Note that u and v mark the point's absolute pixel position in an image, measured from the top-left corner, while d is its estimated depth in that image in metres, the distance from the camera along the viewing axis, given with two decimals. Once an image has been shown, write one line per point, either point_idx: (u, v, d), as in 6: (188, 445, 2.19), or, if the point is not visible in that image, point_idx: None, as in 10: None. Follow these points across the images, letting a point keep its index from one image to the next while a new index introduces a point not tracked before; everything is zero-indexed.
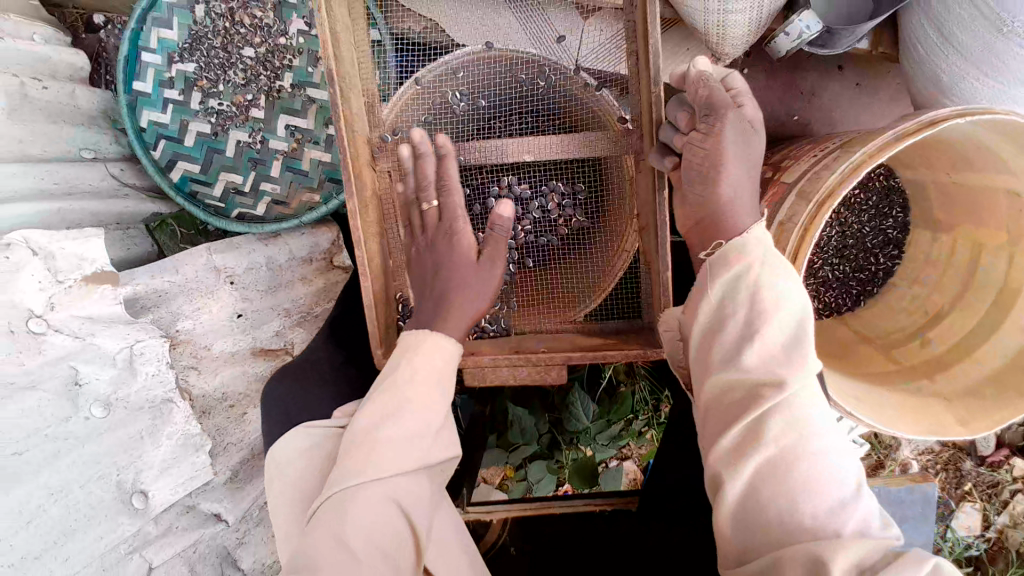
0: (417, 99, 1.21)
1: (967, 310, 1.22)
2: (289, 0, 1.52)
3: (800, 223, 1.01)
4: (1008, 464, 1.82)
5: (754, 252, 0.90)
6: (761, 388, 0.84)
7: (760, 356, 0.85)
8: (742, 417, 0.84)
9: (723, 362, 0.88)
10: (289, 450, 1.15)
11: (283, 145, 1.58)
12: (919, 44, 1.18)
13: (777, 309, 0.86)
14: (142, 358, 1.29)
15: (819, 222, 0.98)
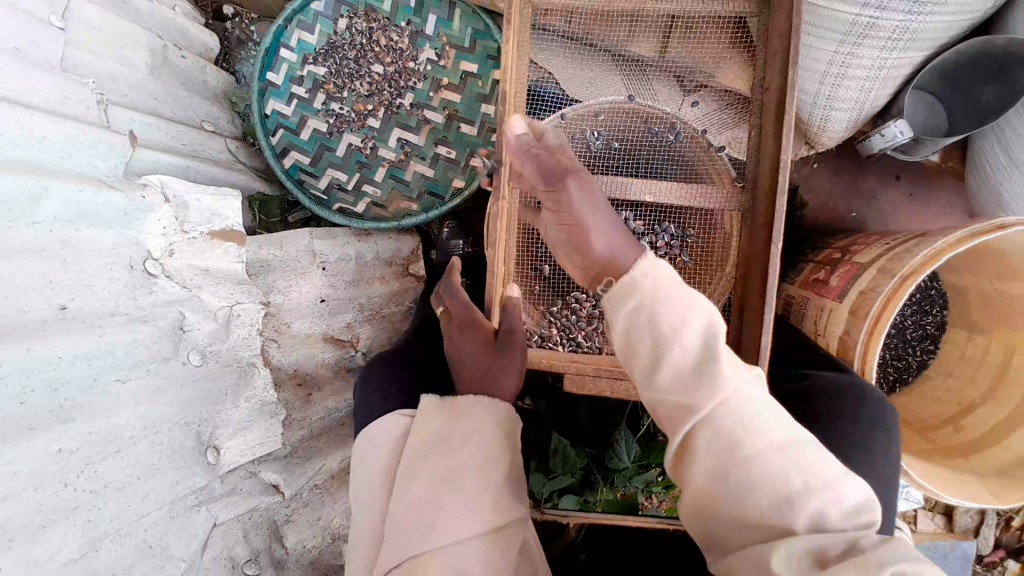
0: (561, 129, 1.38)
1: (999, 403, 1.37)
2: (425, 31, 1.64)
3: (884, 293, 1.19)
4: (1002, 565, 1.93)
5: (638, 289, 0.85)
6: (685, 410, 0.79)
7: (672, 377, 0.80)
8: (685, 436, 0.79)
9: (656, 389, 0.82)
10: (379, 426, 1.18)
11: (391, 154, 1.70)
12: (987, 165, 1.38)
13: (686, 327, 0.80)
14: (239, 321, 1.35)
15: (903, 293, 1.15)
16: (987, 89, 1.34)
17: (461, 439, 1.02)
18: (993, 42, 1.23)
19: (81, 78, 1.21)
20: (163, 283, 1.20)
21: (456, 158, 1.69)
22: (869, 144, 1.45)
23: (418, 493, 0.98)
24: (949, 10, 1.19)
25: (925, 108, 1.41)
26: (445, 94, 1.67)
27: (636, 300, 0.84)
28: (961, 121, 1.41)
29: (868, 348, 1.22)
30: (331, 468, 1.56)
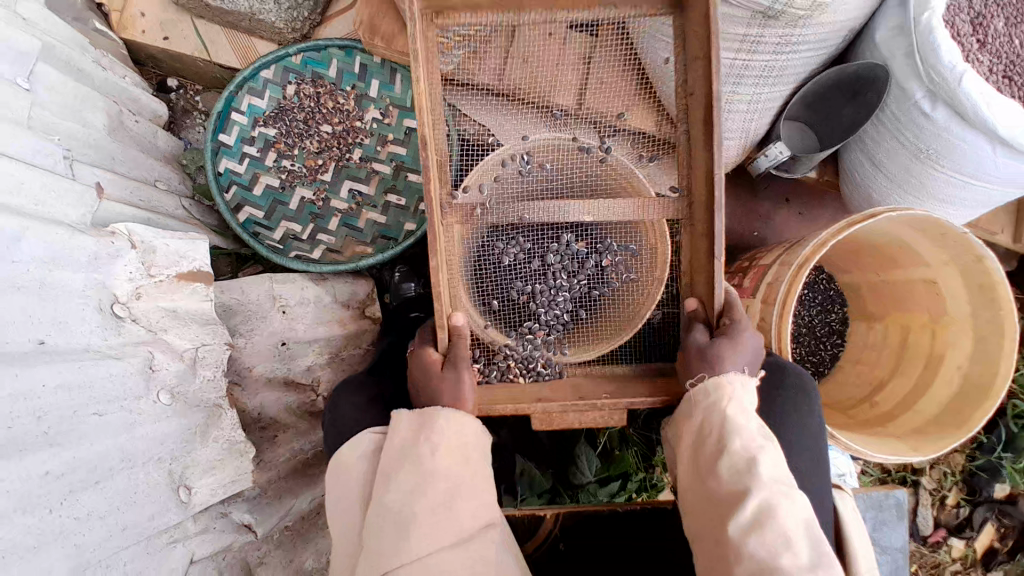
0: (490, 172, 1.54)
1: (904, 376, 1.64)
2: (370, 94, 1.82)
3: (794, 265, 1.40)
4: (947, 545, 2.06)
5: (720, 392, 1.16)
6: (758, 507, 1.01)
7: (732, 472, 1.07)
8: (747, 530, 1.00)
9: (730, 478, 1.07)
10: (360, 438, 1.23)
11: (343, 204, 1.84)
12: (858, 171, 1.69)
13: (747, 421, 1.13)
14: (204, 362, 1.35)
15: (805, 268, 1.37)
16: (843, 112, 1.66)
17: (433, 446, 1.11)
18: (847, 70, 1.54)
19: (49, 136, 1.27)
20: (130, 326, 1.20)
21: (405, 204, 1.84)
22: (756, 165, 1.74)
23: (393, 496, 1.07)
24: (803, 54, 1.50)
25: (795, 133, 1.73)
26: (391, 148, 1.83)
27: (713, 402, 1.15)
28: (827, 139, 1.71)
29: (780, 333, 1.43)
30: (302, 509, 1.58)
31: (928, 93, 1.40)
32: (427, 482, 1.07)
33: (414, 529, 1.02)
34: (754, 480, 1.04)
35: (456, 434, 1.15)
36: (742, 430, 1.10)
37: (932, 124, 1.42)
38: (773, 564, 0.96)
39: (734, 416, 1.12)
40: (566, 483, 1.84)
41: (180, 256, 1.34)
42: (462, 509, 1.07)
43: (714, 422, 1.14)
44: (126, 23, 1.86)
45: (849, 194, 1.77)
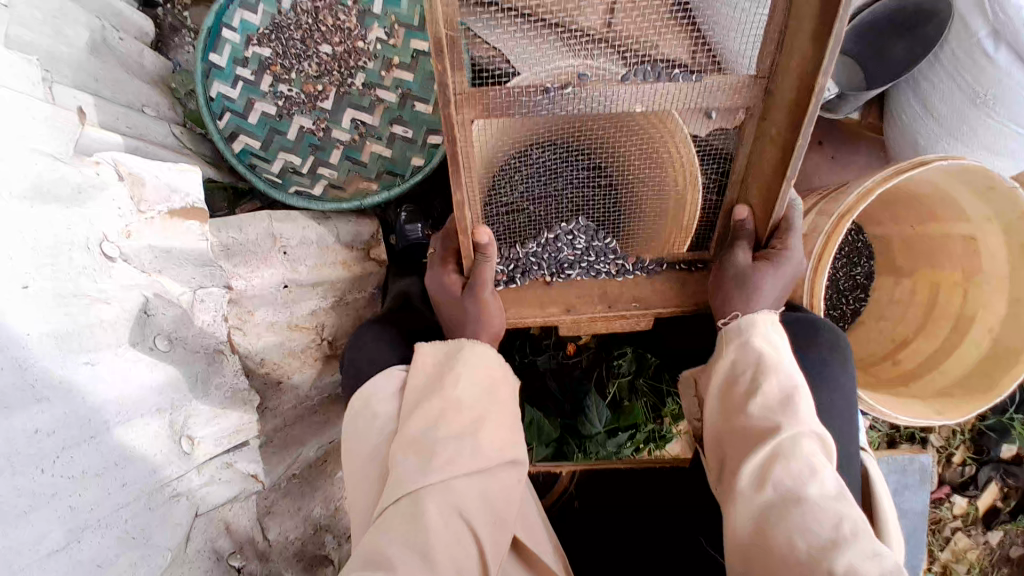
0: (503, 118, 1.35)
1: (930, 337, 1.59)
2: (373, 10, 1.63)
3: (835, 215, 1.31)
4: (949, 503, 2.09)
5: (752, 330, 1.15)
6: (787, 438, 0.98)
7: (761, 406, 1.04)
8: (776, 457, 0.96)
9: (760, 412, 1.03)
10: (375, 391, 1.16)
11: (345, 135, 1.69)
12: (903, 117, 1.56)
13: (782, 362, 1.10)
14: (204, 306, 1.29)
15: (845, 222, 1.29)
16: (896, 49, 1.52)
17: (459, 375, 1.09)
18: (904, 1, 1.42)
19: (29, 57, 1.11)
20: (122, 267, 1.10)
21: (413, 136, 1.69)
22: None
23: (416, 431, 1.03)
24: None
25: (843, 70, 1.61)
26: (396, 73, 1.66)
27: (744, 339, 1.14)
28: (875, 81, 1.57)
29: (813, 285, 1.36)
30: (307, 458, 1.56)
31: (993, 31, 1.32)
32: (456, 407, 1.04)
33: (438, 458, 0.97)
34: (787, 415, 1.01)
35: (484, 379, 1.11)
36: (776, 366, 1.07)
37: (994, 65, 1.33)
38: (799, 489, 0.92)
39: (769, 353, 1.10)
40: (576, 435, 1.80)
41: (172, 189, 1.20)
42: (489, 441, 1.02)
43: (748, 359, 1.10)
44: None
45: (890, 138, 1.63)
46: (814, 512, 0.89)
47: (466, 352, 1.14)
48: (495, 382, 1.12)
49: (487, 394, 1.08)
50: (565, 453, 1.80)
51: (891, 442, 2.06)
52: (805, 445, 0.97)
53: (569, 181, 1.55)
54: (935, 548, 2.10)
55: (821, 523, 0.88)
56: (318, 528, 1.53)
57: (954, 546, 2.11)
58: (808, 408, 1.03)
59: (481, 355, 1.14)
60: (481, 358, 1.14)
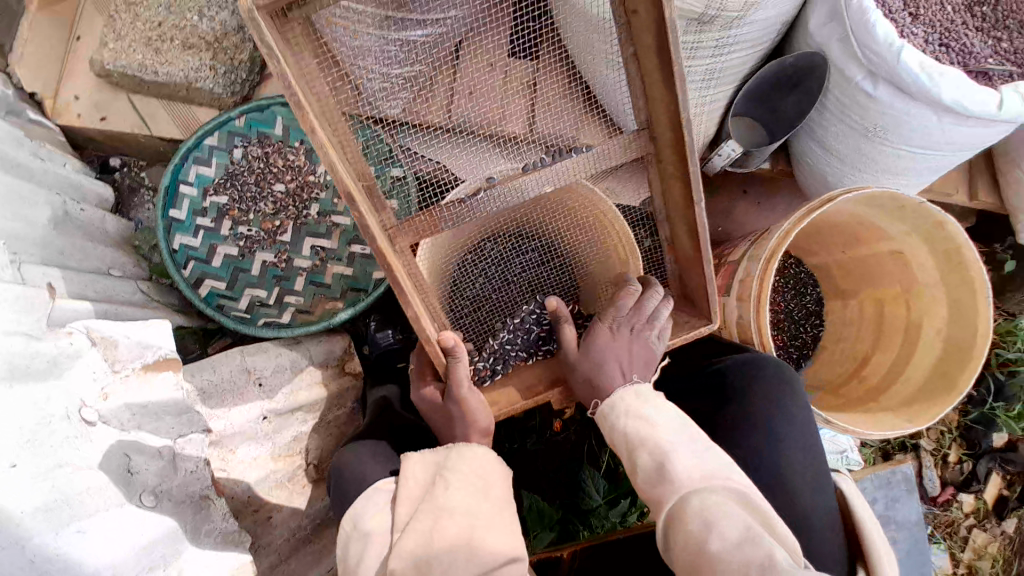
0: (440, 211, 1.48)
1: (886, 349, 1.66)
2: (320, 147, 1.77)
3: (763, 257, 1.39)
4: (958, 502, 2.12)
5: (616, 404, 1.16)
6: (682, 501, 0.98)
7: (648, 481, 1.03)
8: (680, 526, 0.96)
9: (651, 484, 1.03)
10: (363, 511, 1.17)
11: (306, 263, 1.77)
12: (811, 157, 1.72)
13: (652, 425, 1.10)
14: (184, 454, 1.30)
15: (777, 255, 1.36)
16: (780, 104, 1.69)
17: (447, 482, 1.10)
18: (783, 63, 1.58)
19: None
20: (100, 428, 1.11)
21: (371, 251, 1.78)
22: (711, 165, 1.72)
23: (409, 544, 1.03)
24: (740, 50, 1.50)
25: (745, 128, 1.76)
26: (348, 198, 1.79)
27: (614, 416, 1.15)
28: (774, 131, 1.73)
29: (759, 323, 1.40)
30: None
31: (868, 73, 1.42)
32: (448, 513, 1.04)
33: (432, 572, 0.98)
34: (671, 481, 1.00)
35: (473, 477, 1.11)
36: (645, 437, 1.07)
37: (876, 102, 1.44)
38: (704, 542, 0.91)
39: (639, 425, 1.10)
40: (580, 515, 1.79)
41: (144, 345, 1.26)
42: (483, 546, 1.01)
43: (623, 436, 1.12)
44: (61, 109, 1.80)
45: (802, 179, 1.81)
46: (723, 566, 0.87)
47: (453, 456, 1.15)
48: (484, 480, 1.12)
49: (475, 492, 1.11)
50: (571, 533, 1.79)
51: (886, 455, 2.09)
52: (696, 498, 0.96)
53: (524, 264, 1.66)
54: (955, 549, 2.12)
55: (737, 569, 0.86)
56: None
57: (975, 544, 2.11)
58: (690, 459, 1.03)
59: (472, 456, 1.14)
60: (467, 462, 1.13)
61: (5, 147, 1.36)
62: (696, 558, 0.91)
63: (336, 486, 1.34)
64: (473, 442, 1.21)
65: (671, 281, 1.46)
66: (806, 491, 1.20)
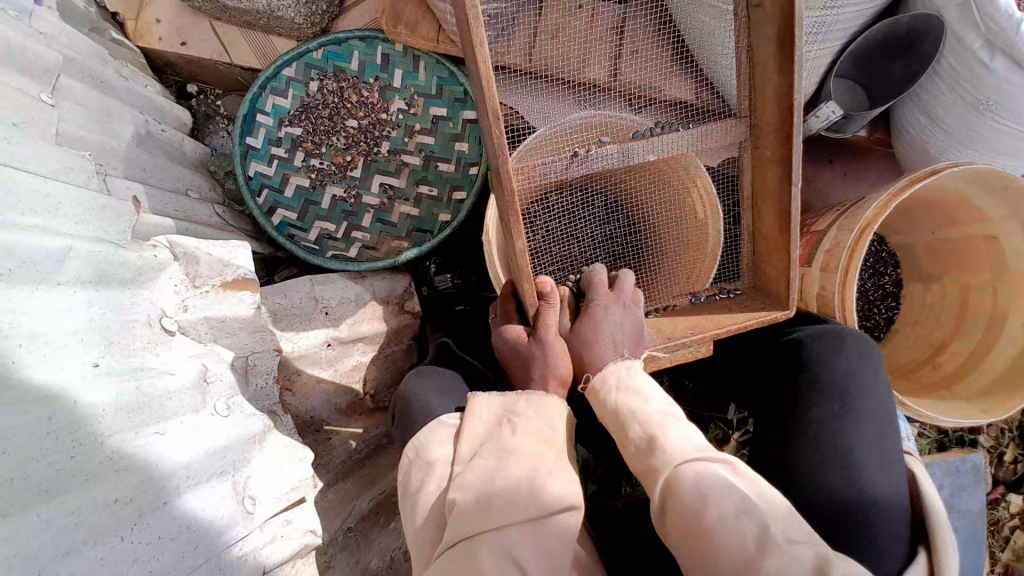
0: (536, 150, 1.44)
1: (967, 334, 1.55)
2: (393, 84, 1.76)
3: (860, 225, 1.31)
4: (1005, 501, 2.02)
5: (608, 378, 1.16)
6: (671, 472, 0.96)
7: (639, 454, 1.03)
8: (668, 497, 0.94)
9: (642, 457, 1.02)
10: (428, 440, 1.20)
11: (375, 200, 1.79)
12: (911, 127, 1.61)
13: (643, 403, 1.09)
14: (256, 369, 1.38)
15: (879, 219, 1.28)
16: (891, 70, 1.57)
17: (515, 426, 1.11)
18: (899, 22, 1.43)
19: (79, 150, 1.25)
20: (180, 338, 1.22)
21: (438, 194, 1.79)
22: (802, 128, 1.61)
23: (472, 477, 1.05)
24: (853, 6, 1.37)
25: (844, 91, 1.65)
26: (418, 138, 1.79)
27: (608, 391, 1.14)
28: (878, 96, 1.62)
29: (845, 300, 1.32)
30: (361, 511, 1.52)
31: (986, 44, 1.30)
32: (512, 454, 1.06)
33: (494, 505, 0.99)
34: (660, 454, 0.99)
35: (536, 424, 1.11)
36: (635, 413, 1.07)
37: (991, 74, 1.33)
38: (698, 512, 0.89)
39: (629, 398, 1.11)
40: (625, 472, 1.79)
41: (223, 263, 1.36)
42: (546, 490, 1.01)
43: (614, 413, 1.11)
44: (142, 32, 1.83)
45: (902, 151, 1.69)
46: (719, 533, 0.86)
47: (534, 397, 1.15)
48: (548, 428, 1.11)
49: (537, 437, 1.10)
50: (613, 486, 1.80)
51: (941, 448, 2.01)
52: (686, 466, 0.95)
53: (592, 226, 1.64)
54: (995, 548, 2.04)
55: (731, 539, 0.85)
56: None
57: (1015, 545, 2.03)
58: (677, 437, 1.01)
59: (540, 403, 1.14)
60: (536, 408, 1.14)
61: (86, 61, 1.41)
62: (692, 525, 0.90)
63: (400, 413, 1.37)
64: (550, 390, 1.18)
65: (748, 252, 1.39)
66: (872, 469, 1.16)
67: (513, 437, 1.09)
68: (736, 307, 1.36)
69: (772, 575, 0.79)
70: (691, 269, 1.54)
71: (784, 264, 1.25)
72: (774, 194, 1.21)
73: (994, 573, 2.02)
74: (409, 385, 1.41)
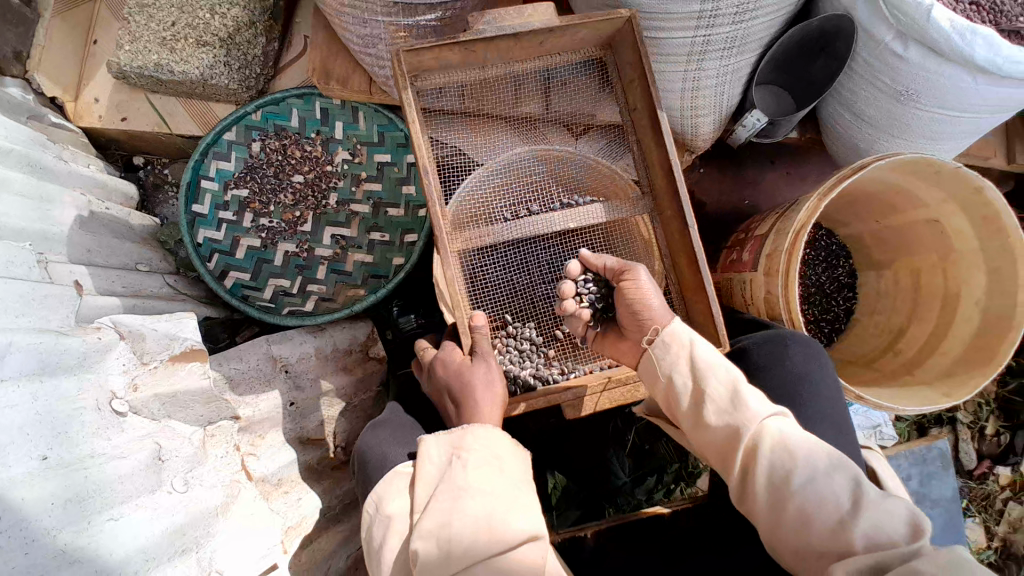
0: (465, 208, 1.55)
1: (924, 317, 1.54)
2: (335, 136, 1.79)
3: (794, 227, 1.32)
4: (993, 475, 2.00)
5: (678, 339, 1.12)
6: (756, 434, 1.00)
7: (716, 414, 1.04)
8: (755, 457, 0.99)
9: (717, 420, 1.04)
10: (385, 493, 1.19)
11: (328, 251, 1.80)
12: (839, 123, 1.64)
13: (713, 363, 1.08)
14: (215, 439, 1.38)
15: (810, 222, 1.28)
16: (814, 71, 1.60)
17: (465, 461, 1.09)
18: (810, 27, 1.46)
19: (18, 241, 1.24)
20: (132, 418, 1.19)
21: (390, 238, 1.80)
22: (735, 136, 1.64)
23: (430, 522, 1.03)
24: (763, 17, 1.40)
25: (771, 97, 1.69)
26: (366, 185, 1.80)
27: (679, 351, 1.11)
28: (805, 99, 1.65)
29: (789, 302, 1.31)
30: (340, 568, 1.50)
31: (897, 34, 1.32)
32: (465, 493, 1.04)
33: (453, 550, 0.99)
34: (746, 413, 1.02)
35: (485, 456, 1.10)
36: (713, 370, 1.07)
37: (904, 64, 1.35)
38: (790, 474, 0.96)
39: (702, 358, 1.09)
40: (606, 494, 1.73)
41: (171, 337, 1.36)
42: (500, 525, 1.00)
43: (686, 381, 1.09)
44: (82, 113, 1.84)
45: (835, 149, 1.71)
46: (815, 493, 0.93)
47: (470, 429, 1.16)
48: (496, 456, 1.11)
49: (488, 467, 1.09)
50: (597, 510, 1.73)
51: (921, 430, 2.00)
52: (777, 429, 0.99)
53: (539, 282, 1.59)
54: (990, 523, 1.99)
55: (823, 498, 0.93)
56: None
57: (1010, 517, 1.99)
58: (758, 397, 1.05)
59: (485, 433, 1.14)
60: (483, 441, 1.13)
61: (28, 150, 1.42)
62: (782, 487, 0.96)
63: (360, 465, 1.33)
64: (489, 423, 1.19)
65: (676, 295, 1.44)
66: None
67: (467, 472, 1.08)
68: None
69: (869, 531, 0.88)
70: None
71: (706, 305, 1.30)
72: (682, 236, 1.33)
73: (991, 548, 1.97)
74: (366, 441, 1.37)
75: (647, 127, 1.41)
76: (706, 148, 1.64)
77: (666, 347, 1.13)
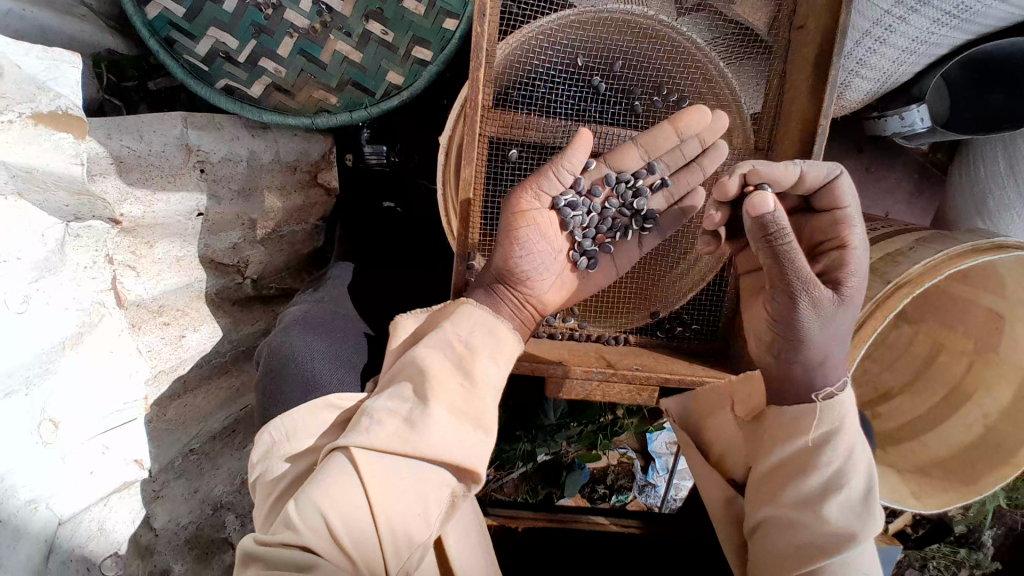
0: (512, 65, 1.03)
1: (918, 395, 1.40)
2: None
3: (892, 281, 1.05)
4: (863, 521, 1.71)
5: (848, 411, 0.86)
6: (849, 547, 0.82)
7: (838, 510, 0.84)
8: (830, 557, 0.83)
9: (812, 508, 0.85)
10: (305, 417, 0.95)
11: (303, 21, 1.24)
12: (984, 168, 1.29)
13: (858, 451, 0.87)
14: (80, 243, 0.93)
15: (930, 281, 1.02)
16: (1001, 96, 1.21)
17: (437, 346, 0.89)
18: None
19: None
20: None
21: (393, 42, 1.27)
22: (881, 124, 1.32)
23: (363, 419, 0.85)
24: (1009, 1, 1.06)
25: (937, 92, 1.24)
26: None
27: (837, 425, 0.86)
28: (967, 116, 1.24)
29: (845, 351, 1.09)
30: (211, 431, 1.26)
31: None
32: (422, 392, 0.85)
33: (372, 448, 0.82)
34: (863, 525, 0.83)
35: (460, 353, 0.89)
36: (855, 462, 0.85)
37: None
38: None
39: (853, 434, 0.87)
40: (525, 423, 1.53)
41: (34, 85, 0.88)
42: (439, 442, 0.82)
43: (833, 458, 0.85)
44: None
45: (954, 194, 1.38)
46: None
47: (472, 316, 0.92)
48: (489, 355, 0.89)
49: (452, 369, 0.87)
50: (507, 434, 1.55)
51: None
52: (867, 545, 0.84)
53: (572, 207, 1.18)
54: None
55: None
56: (217, 507, 1.25)
57: None
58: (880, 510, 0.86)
59: (470, 321, 0.91)
60: (463, 323, 0.91)
61: None
62: None
63: (275, 368, 1.07)
64: (496, 319, 0.92)
65: (731, 296, 1.14)
66: None
67: (437, 369, 0.87)
68: (688, 358, 1.11)
69: None
70: (653, 310, 1.18)
71: None
72: None
73: None
74: (291, 341, 1.09)
75: (808, 61, 0.96)
76: (839, 115, 1.31)
77: (829, 412, 0.86)
